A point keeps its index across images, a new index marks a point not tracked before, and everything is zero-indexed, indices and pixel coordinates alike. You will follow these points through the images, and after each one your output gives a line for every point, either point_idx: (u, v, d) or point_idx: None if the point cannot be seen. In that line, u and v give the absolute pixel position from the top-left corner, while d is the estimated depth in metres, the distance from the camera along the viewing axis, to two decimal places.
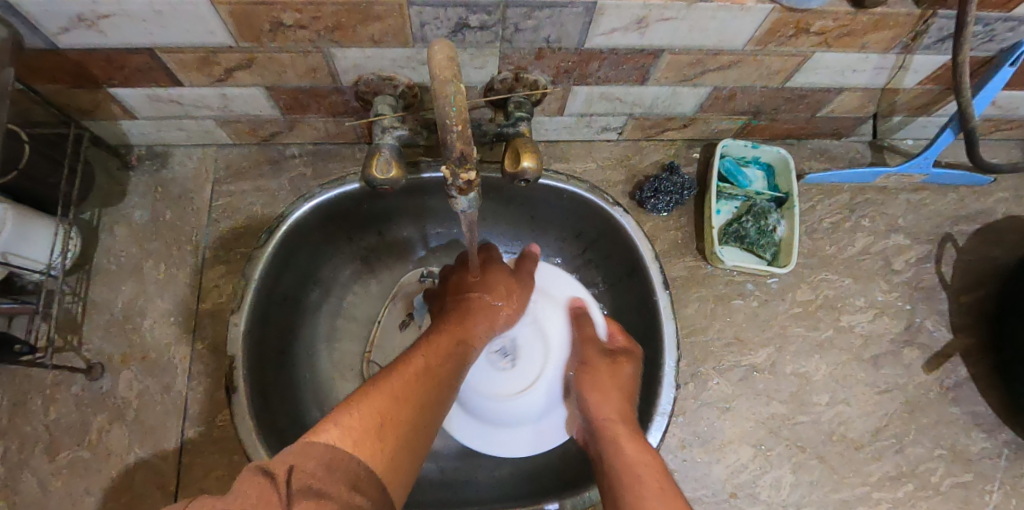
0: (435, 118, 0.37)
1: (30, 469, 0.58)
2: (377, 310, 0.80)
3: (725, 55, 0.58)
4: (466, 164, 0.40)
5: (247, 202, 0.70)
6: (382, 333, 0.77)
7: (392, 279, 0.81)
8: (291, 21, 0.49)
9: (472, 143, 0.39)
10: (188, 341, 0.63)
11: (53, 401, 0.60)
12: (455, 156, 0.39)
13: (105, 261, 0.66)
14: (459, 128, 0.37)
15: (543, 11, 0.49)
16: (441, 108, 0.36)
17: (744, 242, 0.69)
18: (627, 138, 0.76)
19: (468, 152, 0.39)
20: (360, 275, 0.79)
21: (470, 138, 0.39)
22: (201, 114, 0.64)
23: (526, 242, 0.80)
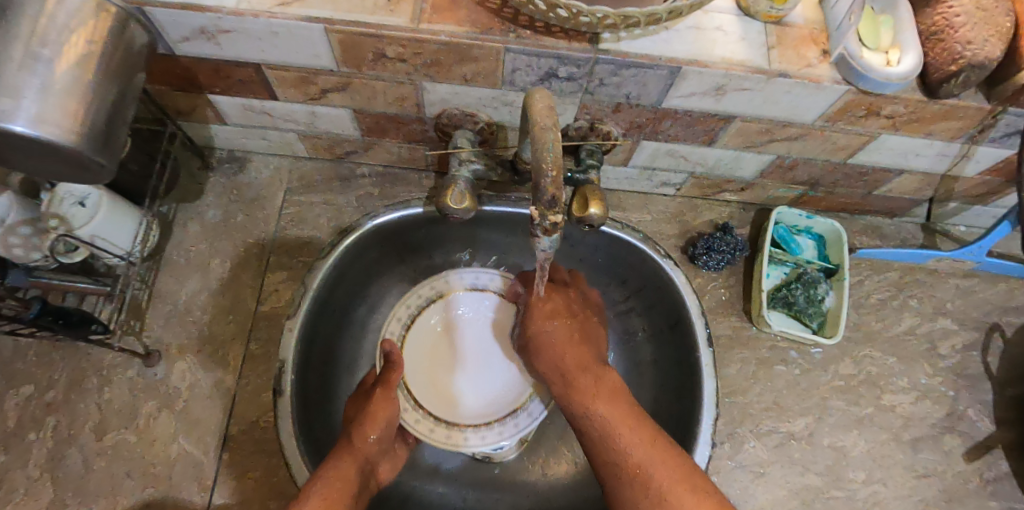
0: (533, 161, 0.38)
1: (77, 446, 0.60)
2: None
3: (794, 128, 0.60)
4: (555, 207, 0.40)
5: (314, 213, 0.73)
6: None
7: None
8: (394, 55, 0.52)
9: (563, 188, 0.40)
10: (243, 340, 0.66)
11: (109, 382, 0.62)
12: (547, 200, 0.40)
13: (175, 254, 0.69)
14: (554, 173, 0.38)
15: (629, 70, 0.52)
16: (541, 153, 0.38)
17: (792, 309, 0.71)
18: (682, 194, 0.78)
19: (559, 197, 0.40)
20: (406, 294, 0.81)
21: (562, 184, 0.40)
22: (286, 127, 0.68)
23: None
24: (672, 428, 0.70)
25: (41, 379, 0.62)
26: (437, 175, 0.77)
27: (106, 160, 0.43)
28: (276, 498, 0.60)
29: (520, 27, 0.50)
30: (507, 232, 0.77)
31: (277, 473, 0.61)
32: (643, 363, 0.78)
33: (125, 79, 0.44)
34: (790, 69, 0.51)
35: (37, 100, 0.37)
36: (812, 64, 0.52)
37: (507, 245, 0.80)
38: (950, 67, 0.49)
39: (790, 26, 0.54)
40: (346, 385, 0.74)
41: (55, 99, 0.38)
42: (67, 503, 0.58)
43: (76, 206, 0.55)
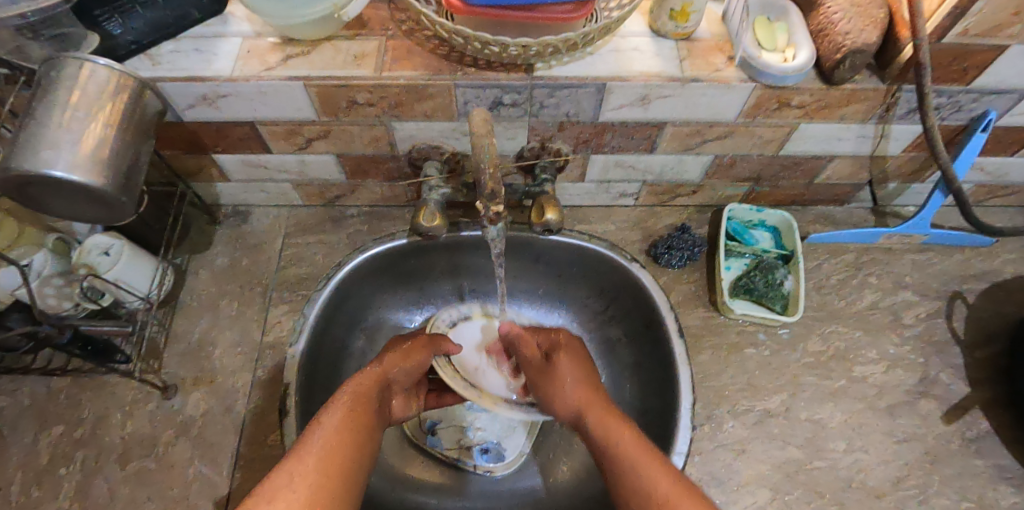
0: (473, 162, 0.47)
1: (103, 476, 0.65)
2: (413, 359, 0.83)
3: (720, 127, 0.66)
4: (496, 199, 0.50)
5: (310, 251, 0.79)
6: None
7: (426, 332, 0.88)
8: (363, 100, 0.61)
9: (501, 183, 0.49)
10: (249, 369, 0.70)
11: (130, 416, 0.68)
12: (488, 192, 0.49)
13: (189, 299, 0.75)
14: (491, 170, 0.47)
15: (563, 91, 0.60)
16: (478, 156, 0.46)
17: (753, 294, 0.73)
18: (641, 203, 0.84)
19: (498, 190, 0.49)
20: (400, 324, 0.86)
21: (500, 180, 0.49)
22: (281, 177, 0.75)
23: (553, 299, 0.87)
24: (657, 422, 0.72)
25: (70, 419, 0.68)
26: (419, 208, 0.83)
27: (126, 196, 0.51)
28: None
29: (465, 66, 0.60)
30: (487, 256, 0.83)
31: None
32: (626, 367, 0.81)
33: (141, 132, 0.53)
34: (700, 75, 0.60)
35: (71, 152, 0.47)
36: (719, 69, 0.60)
37: (490, 271, 0.86)
38: (835, 56, 0.57)
39: (698, 40, 0.62)
40: None
41: (84, 151, 0.47)
42: None
43: (102, 255, 0.64)
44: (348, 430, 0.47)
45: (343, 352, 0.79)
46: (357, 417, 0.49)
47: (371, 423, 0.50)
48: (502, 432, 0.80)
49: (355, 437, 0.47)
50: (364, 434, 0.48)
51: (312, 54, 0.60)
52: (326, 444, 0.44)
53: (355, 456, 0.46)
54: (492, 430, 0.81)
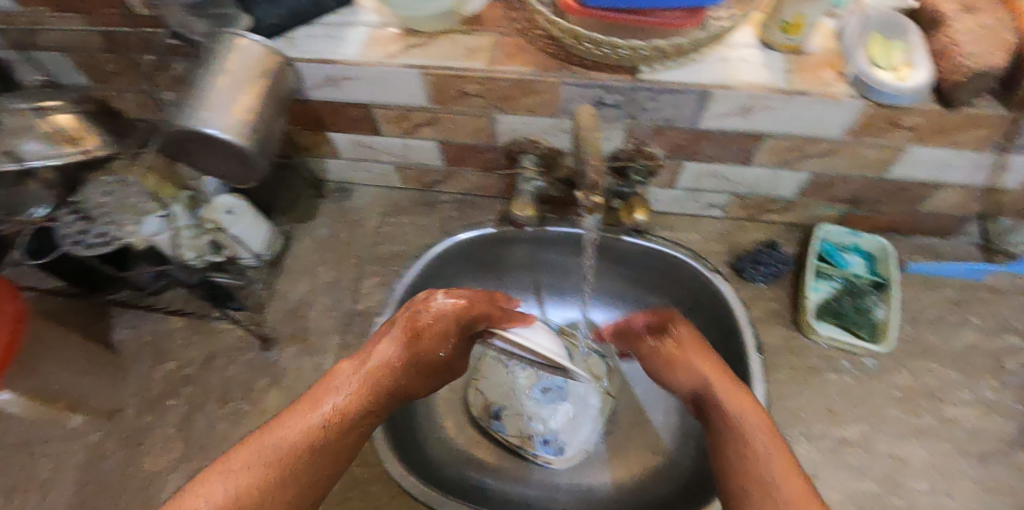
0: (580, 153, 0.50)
1: (203, 411, 0.72)
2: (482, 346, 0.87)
3: (822, 143, 0.65)
4: (595, 190, 0.53)
5: (404, 232, 0.85)
6: (489, 365, 0.85)
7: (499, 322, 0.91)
8: (473, 91, 0.65)
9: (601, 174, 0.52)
10: (340, 331, 0.76)
11: (232, 362, 0.75)
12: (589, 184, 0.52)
13: (292, 263, 0.82)
14: (593, 162, 0.50)
15: (666, 96, 0.62)
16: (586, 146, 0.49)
17: (841, 320, 0.73)
18: (730, 216, 0.84)
19: (598, 181, 0.52)
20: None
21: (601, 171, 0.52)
22: (386, 159, 0.81)
23: (627, 303, 0.87)
24: None
25: (181, 357, 0.76)
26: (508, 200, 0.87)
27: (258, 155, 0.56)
28: (361, 466, 0.68)
29: (573, 65, 0.63)
30: (569, 253, 0.85)
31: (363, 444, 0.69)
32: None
33: (278, 102, 0.59)
34: (808, 89, 0.59)
35: (223, 114, 0.53)
36: (829, 83, 0.60)
37: (569, 269, 0.87)
38: (958, 78, 0.54)
39: (808, 54, 0.62)
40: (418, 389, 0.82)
41: (232, 114, 0.53)
42: (193, 456, 0.69)
43: (226, 214, 0.71)
44: (334, 430, 0.46)
45: None
46: (346, 414, 0.47)
47: (363, 421, 0.48)
48: (569, 424, 0.79)
49: (328, 436, 0.45)
50: (347, 429, 0.47)
51: (430, 45, 0.65)
52: (296, 435, 0.44)
53: (328, 457, 0.44)
54: (560, 421, 0.79)
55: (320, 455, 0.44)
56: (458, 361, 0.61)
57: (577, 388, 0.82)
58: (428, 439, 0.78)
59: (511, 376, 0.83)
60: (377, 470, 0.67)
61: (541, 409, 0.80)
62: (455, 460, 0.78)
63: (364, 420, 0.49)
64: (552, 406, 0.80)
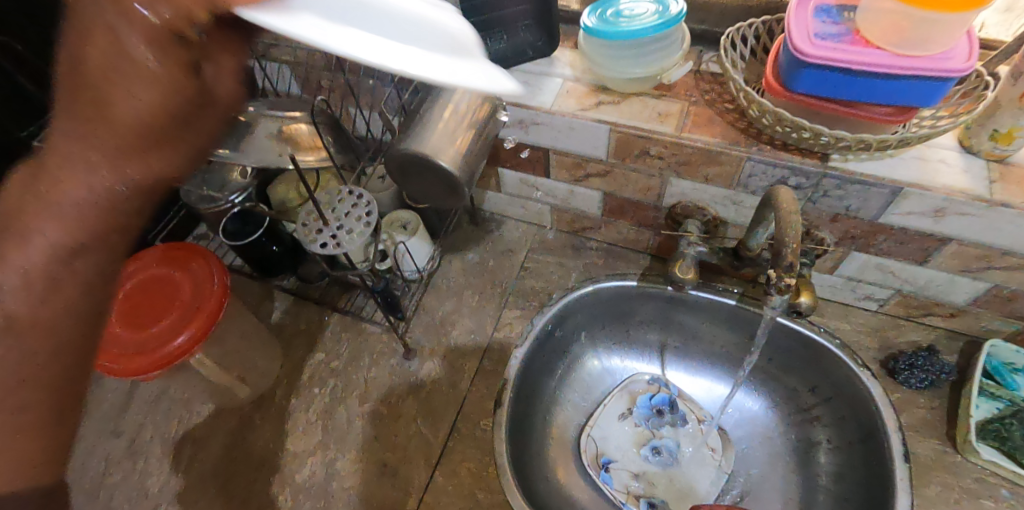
0: (778, 234, 0.52)
1: (344, 406, 0.77)
2: (605, 394, 0.91)
3: (1014, 257, 0.62)
4: (791, 270, 0.52)
5: (548, 269, 0.89)
6: (603, 416, 0.89)
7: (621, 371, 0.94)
8: (655, 152, 0.68)
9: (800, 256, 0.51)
10: (478, 355, 0.80)
11: (376, 364, 0.80)
12: (786, 264, 0.52)
13: (440, 282, 0.89)
14: (794, 245, 0.50)
15: (855, 186, 0.62)
16: (786, 229, 0.51)
17: (1005, 445, 0.69)
18: (886, 311, 0.83)
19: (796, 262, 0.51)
20: (600, 357, 0.93)
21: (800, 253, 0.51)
22: (544, 200, 0.86)
23: (754, 380, 0.88)
24: None
25: (330, 349, 0.82)
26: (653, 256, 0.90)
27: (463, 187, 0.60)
28: (484, 491, 0.69)
29: (762, 142, 0.64)
30: (704, 319, 0.86)
31: (488, 469, 0.70)
32: (824, 474, 0.78)
33: (489, 138, 0.64)
34: (1014, 200, 0.57)
35: (446, 146, 0.58)
36: None
37: (700, 334, 0.89)
38: None
39: (1013, 164, 0.61)
40: (539, 422, 0.85)
41: (453, 148, 0.58)
42: (331, 446, 0.74)
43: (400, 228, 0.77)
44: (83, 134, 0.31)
45: (551, 369, 0.87)
46: (85, 102, 0.31)
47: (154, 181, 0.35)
48: (674, 493, 0.83)
49: (140, 174, 0.34)
50: (138, 172, 0.34)
51: (622, 104, 0.69)
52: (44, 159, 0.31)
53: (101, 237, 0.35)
54: (664, 489, 0.83)
55: (100, 143, 0.32)
56: (188, 120, 0.33)
57: (690, 458, 0.85)
58: (539, 474, 0.81)
59: (621, 431, 0.88)
60: (496, 498, 0.68)
61: (648, 470, 0.85)
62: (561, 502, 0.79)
63: (104, 153, 0.32)
64: (663, 471, 0.85)
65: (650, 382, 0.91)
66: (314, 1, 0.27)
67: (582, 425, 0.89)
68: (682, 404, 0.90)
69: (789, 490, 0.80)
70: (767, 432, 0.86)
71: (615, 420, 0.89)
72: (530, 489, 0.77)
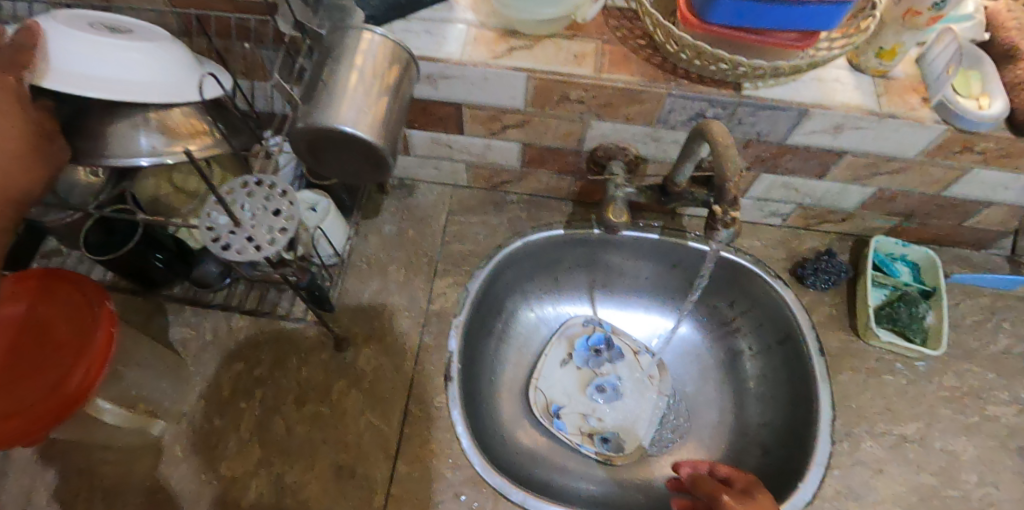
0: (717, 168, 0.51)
1: (280, 414, 0.70)
2: (543, 344, 0.92)
3: (897, 161, 0.70)
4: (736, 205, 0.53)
5: (473, 231, 0.83)
6: (547, 365, 0.90)
7: (555, 317, 0.94)
8: (575, 97, 0.65)
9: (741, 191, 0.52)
10: (417, 333, 0.75)
11: (306, 362, 0.73)
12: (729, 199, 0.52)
13: (359, 261, 0.80)
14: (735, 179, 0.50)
15: (765, 111, 0.64)
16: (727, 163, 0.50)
17: (897, 324, 0.79)
18: (788, 224, 0.88)
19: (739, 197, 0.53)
20: (533, 309, 0.92)
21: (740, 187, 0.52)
22: (460, 158, 0.80)
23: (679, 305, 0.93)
24: (784, 434, 0.78)
25: (249, 357, 0.73)
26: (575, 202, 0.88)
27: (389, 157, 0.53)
28: (453, 469, 0.67)
29: (679, 77, 0.64)
30: (629, 255, 0.88)
31: (451, 446, 0.68)
32: (750, 379, 0.86)
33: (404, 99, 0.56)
34: (898, 112, 0.63)
35: (360, 112, 0.50)
36: (915, 108, 0.64)
37: (626, 269, 0.91)
38: None
39: (894, 78, 0.66)
40: (485, 385, 0.83)
41: (367, 114, 0.50)
42: (275, 461, 0.67)
43: (309, 211, 0.68)
44: None
45: (488, 330, 0.85)
46: None
47: None
48: (622, 424, 0.87)
49: None
50: None
51: (535, 48, 0.65)
52: None
53: None
54: (612, 422, 0.87)
55: None
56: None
57: (631, 387, 0.90)
58: (496, 435, 0.80)
59: (567, 377, 0.90)
60: (466, 472, 0.67)
61: (596, 408, 0.89)
62: (520, 458, 0.80)
63: None
64: (609, 405, 0.89)
65: (585, 324, 0.94)
66: (93, 61, 0.46)
67: (528, 379, 0.89)
68: (617, 340, 0.94)
69: (723, 399, 0.88)
70: (696, 351, 0.93)
71: (559, 367, 0.91)
72: (492, 453, 0.76)
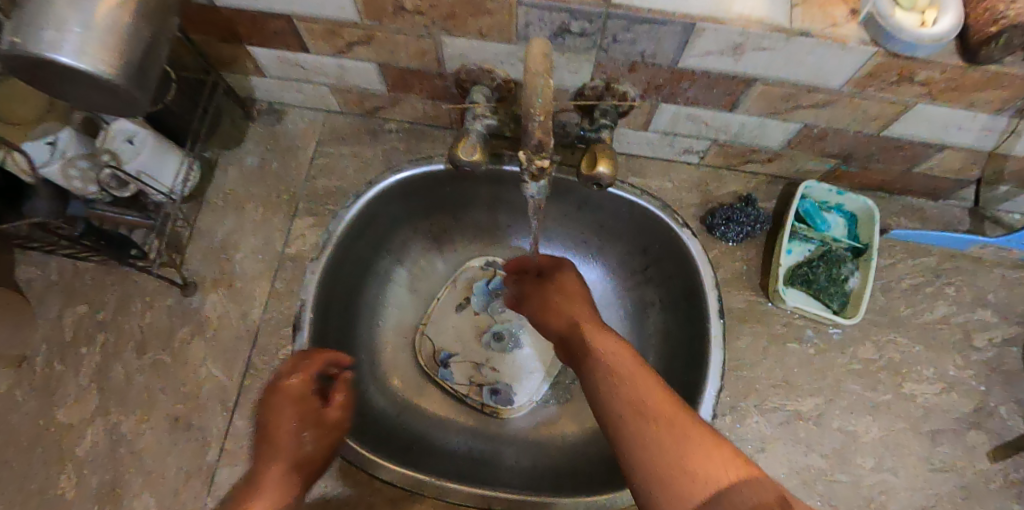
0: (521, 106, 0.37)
1: (121, 361, 0.66)
2: (438, 288, 0.86)
3: (820, 93, 0.57)
4: (541, 152, 0.42)
5: (342, 164, 0.76)
6: (439, 310, 0.84)
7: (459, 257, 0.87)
8: (411, 8, 0.52)
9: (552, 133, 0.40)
10: (269, 277, 0.70)
11: (152, 306, 0.69)
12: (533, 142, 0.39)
13: (215, 197, 0.74)
14: (541, 119, 0.38)
15: (645, 27, 0.50)
16: (529, 98, 0.37)
17: (811, 287, 0.69)
18: (706, 163, 0.77)
19: (546, 143, 0.41)
20: (428, 251, 0.85)
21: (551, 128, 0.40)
22: (320, 80, 0.70)
23: (590, 251, 0.84)
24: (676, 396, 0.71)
25: (94, 300, 0.69)
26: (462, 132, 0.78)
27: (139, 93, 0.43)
28: None
29: None
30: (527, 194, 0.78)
31: None
32: (653, 334, 0.79)
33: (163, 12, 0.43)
34: (812, 26, 0.48)
35: (79, 31, 0.38)
36: (837, 23, 0.48)
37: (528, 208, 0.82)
38: (990, 29, 0.44)
39: None
40: (365, 330, 0.78)
41: (98, 35, 0.39)
42: (110, 409, 0.64)
43: (125, 143, 0.60)
44: None
45: (369, 271, 0.78)
46: None
47: None
48: (515, 375, 0.81)
49: None
50: None
51: None
52: None
53: None
54: (505, 372, 0.81)
55: None
56: None
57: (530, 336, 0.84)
58: (372, 381, 0.75)
59: (463, 323, 0.84)
60: None
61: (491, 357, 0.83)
62: (398, 408, 0.76)
63: None
64: (503, 354, 0.83)
65: (485, 267, 0.87)
66: None
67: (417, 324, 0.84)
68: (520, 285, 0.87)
69: None
70: (605, 301, 0.84)
71: (453, 313, 0.85)
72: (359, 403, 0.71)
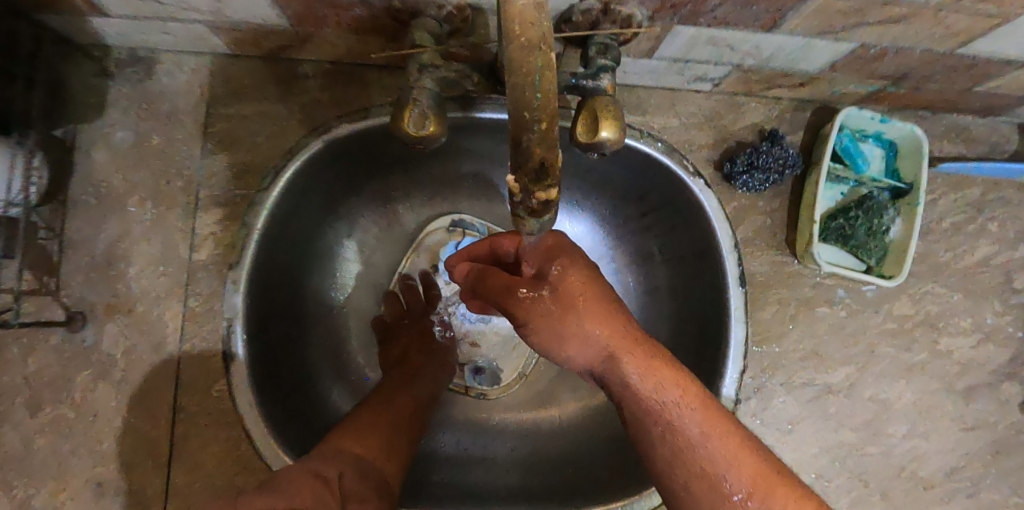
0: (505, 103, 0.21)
1: (10, 425, 0.52)
2: (397, 258, 0.68)
3: (897, 7, 0.40)
4: (546, 177, 0.22)
5: (248, 130, 0.57)
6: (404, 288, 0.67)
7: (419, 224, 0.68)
8: None
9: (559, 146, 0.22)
10: (180, 295, 0.55)
11: (32, 351, 0.53)
12: (533, 166, 0.22)
13: (84, 193, 0.55)
14: (544, 126, 0.21)
15: None
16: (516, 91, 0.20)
17: (849, 243, 0.58)
18: (722, 90, 0.60)
19: (553, 159, 0.22)
20: (378, 216, 0.65)
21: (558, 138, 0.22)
22: (189, 18, 0.47)
23: (577, 199, 0.67)
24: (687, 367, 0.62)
25: None
26: (404, 70, 0.57)
27: None
28: (243, 474, 0.54)
29: None
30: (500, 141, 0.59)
31: (240, 446, 0.54)
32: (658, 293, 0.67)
33: None
34: None
35: None
36: None
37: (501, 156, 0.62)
38: None
39: None
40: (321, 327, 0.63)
41: None
42: (13, 484, 0.52)
43: None
44: None
45: (312, 254, 0.60)
46: None
47: None
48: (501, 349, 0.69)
49: None
50: None
51: None
52: None
53: None
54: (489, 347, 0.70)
55: None
56: None
57: None
58: (339, 387, 0.62)
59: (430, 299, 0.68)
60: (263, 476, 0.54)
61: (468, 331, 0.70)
62: None
63: None
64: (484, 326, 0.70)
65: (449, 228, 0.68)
66: None
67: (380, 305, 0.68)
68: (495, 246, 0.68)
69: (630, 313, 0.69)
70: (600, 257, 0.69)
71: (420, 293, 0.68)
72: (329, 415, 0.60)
